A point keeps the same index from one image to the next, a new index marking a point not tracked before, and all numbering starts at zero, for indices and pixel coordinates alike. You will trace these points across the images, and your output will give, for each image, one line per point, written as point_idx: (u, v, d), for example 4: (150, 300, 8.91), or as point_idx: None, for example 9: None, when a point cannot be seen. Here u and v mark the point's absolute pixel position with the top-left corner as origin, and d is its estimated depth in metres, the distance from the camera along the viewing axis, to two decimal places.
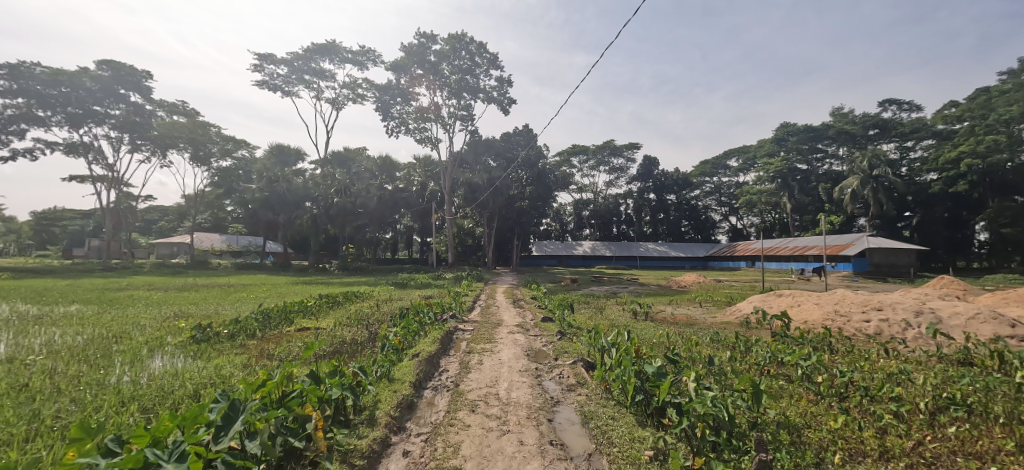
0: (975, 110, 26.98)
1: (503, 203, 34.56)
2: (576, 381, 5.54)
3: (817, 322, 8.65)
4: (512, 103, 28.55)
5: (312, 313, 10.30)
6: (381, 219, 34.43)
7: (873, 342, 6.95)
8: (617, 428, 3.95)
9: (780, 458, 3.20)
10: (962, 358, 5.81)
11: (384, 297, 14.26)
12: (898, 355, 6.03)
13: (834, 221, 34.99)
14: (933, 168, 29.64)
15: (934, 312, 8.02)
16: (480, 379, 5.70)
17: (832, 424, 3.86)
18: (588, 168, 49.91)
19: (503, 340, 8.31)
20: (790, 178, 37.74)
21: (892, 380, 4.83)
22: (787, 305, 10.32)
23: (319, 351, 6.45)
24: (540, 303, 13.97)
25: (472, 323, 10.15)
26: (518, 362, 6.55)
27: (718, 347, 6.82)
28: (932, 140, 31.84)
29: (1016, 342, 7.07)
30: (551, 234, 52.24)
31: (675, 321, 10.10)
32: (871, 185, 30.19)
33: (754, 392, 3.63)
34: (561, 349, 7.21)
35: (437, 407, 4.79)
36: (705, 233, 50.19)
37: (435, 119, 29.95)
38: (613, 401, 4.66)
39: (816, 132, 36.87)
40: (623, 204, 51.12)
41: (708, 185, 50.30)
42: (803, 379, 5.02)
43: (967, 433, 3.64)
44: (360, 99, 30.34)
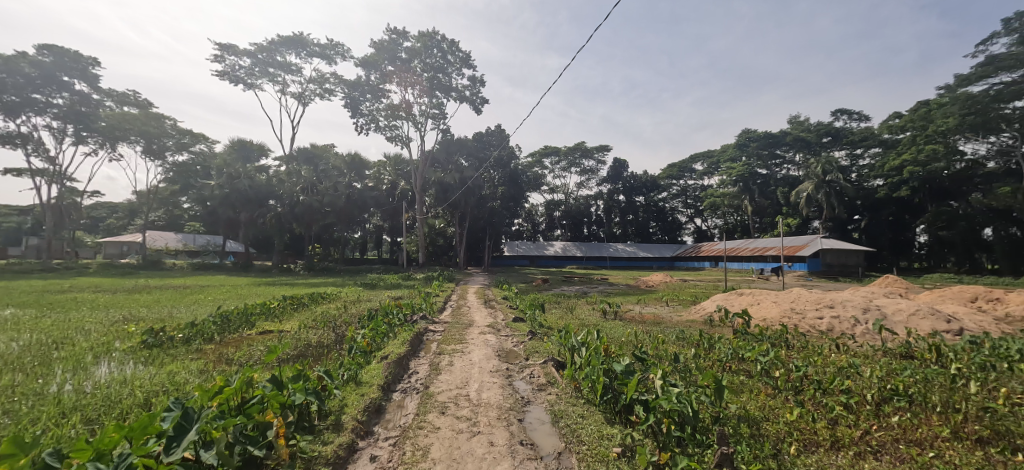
0: (917, 121, 28.14)
1: (475, 203, 34.41)
2: (547, 381, 5.58)
3: (775, 319, 9.06)
4: (485, 103, 28.49)
5: (276, 316, 9.93)
6: (349, 218, 33.57)
7: (826, 338, 7.33)
8: (587, 425, 4.00)
9: (741, 450, 3.32)
10: (904, 352, 6.23)
11: (352, 298, 13.89)
12: (848, 351, 6.40)
13: (791, 223, 36.82)
14: (879, 174, 31.69)
15: (879, 309, 8.58)
16: (450, 381, 5.65)
17: (788, 417, 4.04)
18: (560, 170, 50.46)
19: (474, 341, 8.25)
20: (751, 182, 39.45)
21: (842, 374, 5.12)
22: (747, 303, 10.77)
23: (282, 355, 6.22)
24: (511, 303, 14.06)
25: (443, 324, 10.03)
26: (489, 363, 6.54)
27: (683, 345, 7.04)
28: (878, 148, 34.01)
29: (952, 336, 7.64)
30: (523, 234, 52.46)
31: (643, 320, 10.34)
32: (824, 189, 31.98)
33: (716, 387, 3.75)
34: (532, 349, 7.24)
35: (407, 410, 4.71)
36: (672, 234, 51.71)
37: (406, 117, 29.50)
38: (583, 400, 4.71)
39: (776, 137, 38.19)
40: (593, 206, 51.99)
41: (675, 188, 51.85)
42: (762, 374, 5.24)
43: (908, 422, 3.91)
44: (328, 94, 29.49)
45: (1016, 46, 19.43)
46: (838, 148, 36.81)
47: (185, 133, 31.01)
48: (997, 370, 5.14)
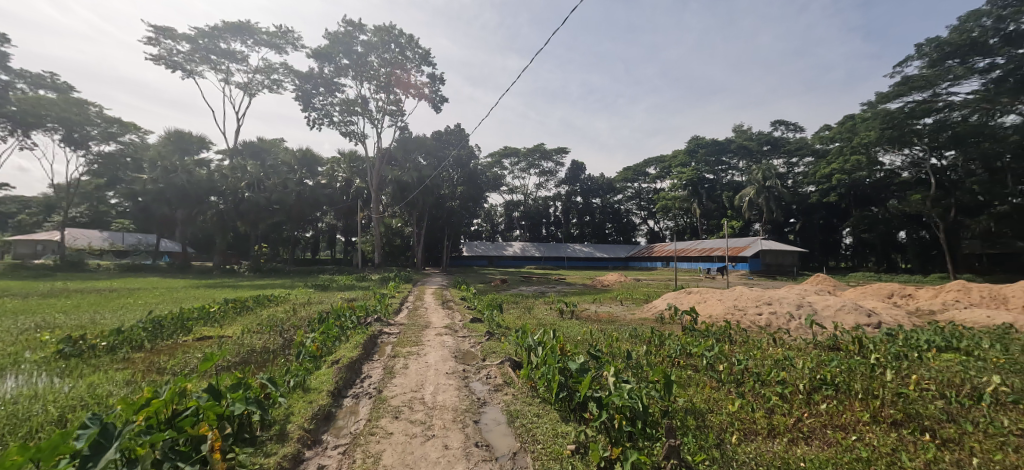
0: (844, 133, 29.83)
1: (433, 203, 33.89)
2: (503, 381, 5.58)
3: (720, 316, 9.57)
4: (444, 101, 28.10)
5: (216, 320, 9.26)
6: (299, 217, 32.04)
7: (765, 333, 7.83)
8: (541, 425, 4.03)
9: (687, 442, 3.47)
10: (832, 344, 6.77)
11: (302, 301, 13.19)
12: (784, 344, 6.87)
13: (734, 226, 39.16)
14: (812, 181, 34.33)
15: (811, 305, 9.30)
16: (405, 384, 5.50)
17: (730, 408, 4.28)
18: (519, 171, 50.80)
19: (430, 342, 8.11)
20: (699, 186, 41.54)
21: (779, 365, 5.49)
22: (695, 301, 11.32)
23: (222, 362, 5.83)
24: (469, 303, 13.92)
25: (398, 326, 9.80)
26: (445, 365, 6.43)
27: (636, 342, 7.29)
28: (812, 157, 36.84)
29: (872, 329, 8.40)
30: (482, 235, 52.35)
31: (598, 319, 10.58)
32: (764, 194, 34.25)
33: (665, 383, 3.90)
34: (489, 349, 7.21)
35: (359, 415, 4.55)
36: (626, 235, 53.37)
37: (362, 113, 28.60)
38: (538, 398, 4.75)
39: (719, 146, 41.28)
40: (552, 207, 52.78)
41: (630, 191, 53.63)
42: (707, 368, 5.52)
43: (834, 409, 4.25)
44: (277, 86, 28.00)
45: (926, 68, 21.66)
46: (777, 156, 39.53)
47: (113, 122, 28.33)
48: (908, 359, 5.71)
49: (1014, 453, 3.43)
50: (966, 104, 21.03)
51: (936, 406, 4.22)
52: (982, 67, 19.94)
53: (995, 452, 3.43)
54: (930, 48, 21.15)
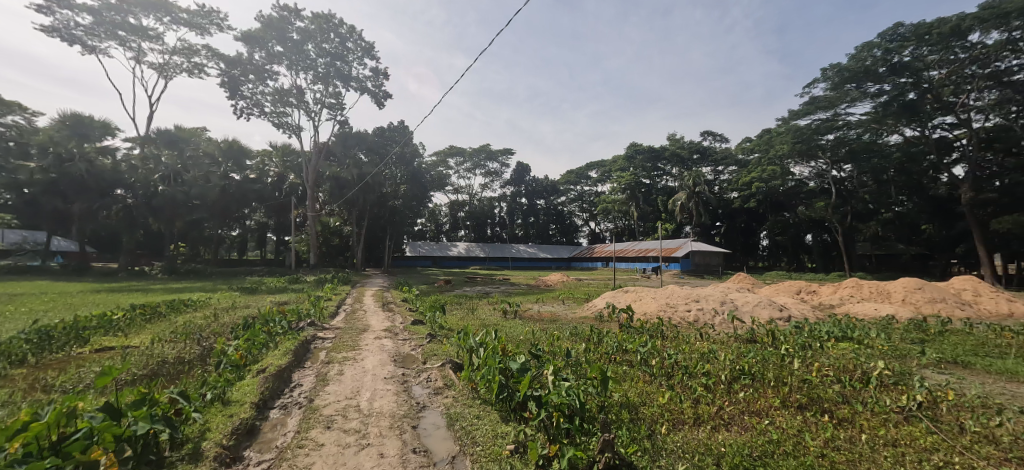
0: (762, 145, 32.81)
1: (375, 201, 32.66)
2: (444, 384, 5.49)
3: (653, 313, 10.14)
4: (388, 97, 27.22)
5: (119, 329, 8.21)
6: (224, 214, 29.47)
7: (693, 328, 8.40)
8: (481, 426, 4.01)
9: (621, 435, 3.62)
10: (750, 337, 7.38)
11: (224, 306, 12.11)
12: (710, 339, 7.40)
13: (668, 228, 41.67)
14: (735, 188, 37.39)
15: (733, 301, 10.13)
16: (339, 392, 5.22)
17: (660, 400, 4.52)
18: (465, 171, 50.43)
19: (368, 346, 7.79)
20: (636, 190, 43.68)
21: (704, 358, 5.89)
22: (631, 300, 11.85)
23: (125, 377, 5.19)
24: (410, 306, 13.53)
25: (333, 330, 9.31)
26: (383, 369, 6.20)
27: (576, 340, 7.51)
28: (735, 166, 40.20)
29: (784, 322, 9.32)
30: (426, 235, 51.41)
31: (540, 318, 10.78)
32: (694, 199, 36.77)
33: (601, 379, 4.01)
34: (430, 352, 7.06)
35: (287, 428, 4.24)
36: (569, 236, 54.81)
37: (298, 105, 26.94)
38: (479, 400, 4.72)
39: (654, 153, 43.68)
40: (497, 207, 53.02)
41: (573, 193, 55.21)
42: (641, 363, 5.80)
43: (750, 396, 4.64)
44: (198, 70, 25.54)
45: (830, 90, 24.30)
46: (706, 164, 42.59)
47: None
48: (812, 348, 6.39)
49: (893, 428, 3.97)
50: (861, 123, 23.87)
51: (833, 390, 4.77)
52: (874, 92, 22.73)
53: (878, 427, 3.95)
54: (834, 72, 23.75)
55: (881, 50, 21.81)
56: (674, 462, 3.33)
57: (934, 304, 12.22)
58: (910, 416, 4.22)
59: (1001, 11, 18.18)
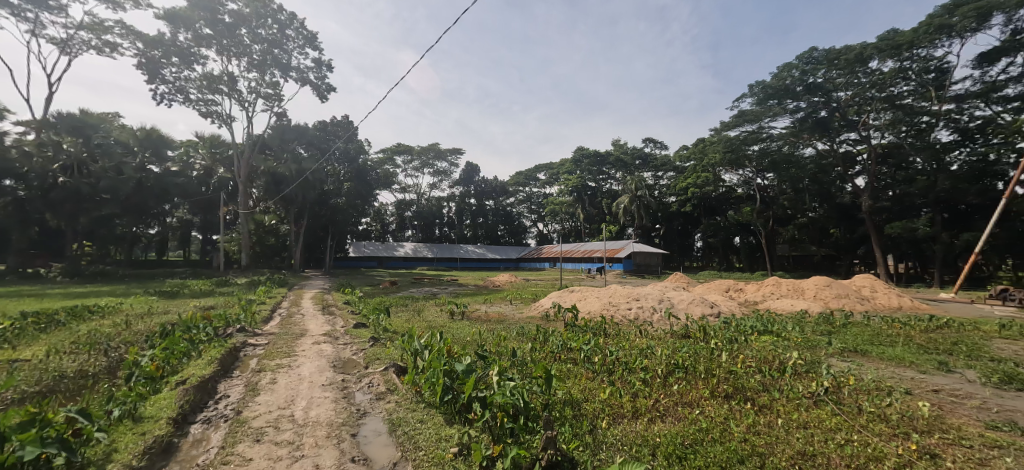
0: (697, 153, 35.04)
1: (316, 198, 31.04)
2: (387, 389, 5.33)
3: (597, 312, 10.48)
4: (331, 90, 25.98)
5: (3, 341, 7.11)
6: (140, 210, 26.60)
7: (632, 325, 8.82)
8: (425, 431, 3.94)
9: (563, 432, 3.71)
10: (683, 333, 7.86)
11: (138, 311, 10.90)
12: (648, 335, 7.80)
13: (612, 230, 43.31)
14: (673, 193, 39.62)
15: (669, 299, 10.74)
16: (272, 401, 4.90)
17: (601, 395, 4.69)
18: (412, 169, 49.31)
19: (305, 352, 7.36)
20: (583, 193, 45.02)
21: (643, 353, 6.19)
22: (576, 299, 12.18)
23: (7, 396, 4.50)
24: (352, 308, 12.96)
25: (266, 336, 8.69)
26: (321, 376, 5.90)
27: (522, 339, 7.62)
28: (673, 172, 42.56)
29: (714, 317, 10.05)
30: (371, 235, 49.67)
31: (487, 319, 10.79)
32: (636, 203, 38.51)
33: (545, 378, 4.07)
34: (372, 356, 6.83)
35: (210, 443, 3.91)
36: (518, 237, 55.25)
37: (229, 93, 24.97)
38: (424, 403, 4.64)
39: (600, 157, 45.24)
40: (445, 207, 52.39)
41: (522, 194, 55.70)
42: (585, 360, 5.99)
43: (683, 388, 4.94)
44: (110, 49, 22.87)
45: (756, 105, 26.47)
46: (646, 170, 44.67)
47: None
48: (738, 342, 6.93)
49: (805, 412, 4.40)
50: (782, 136, 26.23)
51: (756, 379, 5.20)
52: (793, 108, 25.05)
53: (792, 412, 4.36)
54: (759, 89, 25.90)
55: (798, 70, 24.11)
56: (614, 454, 3.46)
57: (840, 299, 13.74)
58: (819, 400, 4.71)
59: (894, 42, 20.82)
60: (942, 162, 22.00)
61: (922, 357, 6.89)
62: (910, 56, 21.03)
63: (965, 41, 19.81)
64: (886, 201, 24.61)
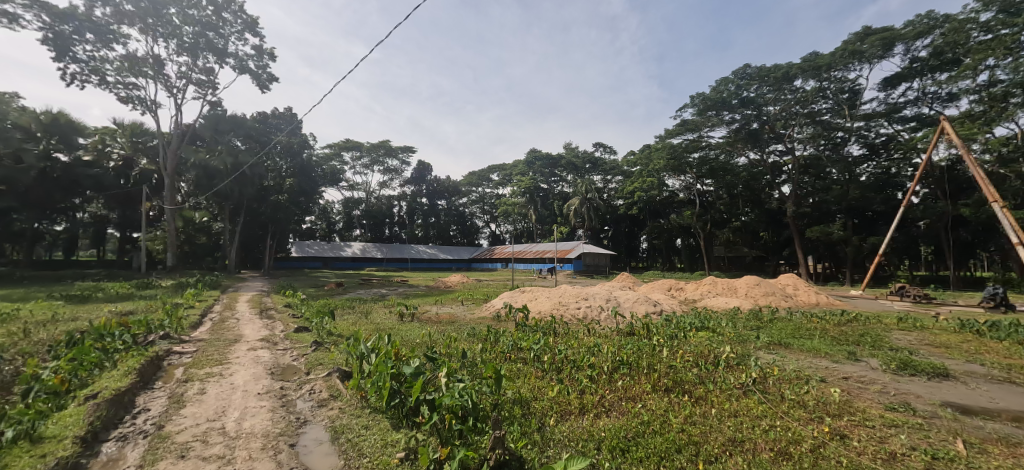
0: (643, 158, 36.64)
1: (254, 194, 29.09)
2: (330, 395, 5.12)
3: (547, 312, 10.67)
4: (273, 80, 24.48)
5: None
6: (42, 203, 23.57)
7: (581, 324, 9.08)
8: (369, 437, 3.82)
9: (512, 432, 3.74)
10: (629, 331, 8.18)
11: (40, 318, 9.66)
12: (595, 333, 8.06)
13: (563, 231, 44.22)
14: (620, 196, 41.13)
15: (616, 298, 11.16)
16: (200, 414, 4.52)
17: (550, 393, 4.77)
18: (361, 166, 47.56)
19: (240, 359, 6.87)
20: (535, 194, 45.63)
21: (590, 351, 6.37)
22: (527, 299, 12.32)
23: None
24: (294, 311, 12.29)
25: (195, 343, 8.02)
26: (257, 384, 5.53)
27: (472, 340, 7.59)
28: (620, 176, 44.18)
29: (657, 315, 10.58)
30: (315, 234, 47.32)
31: (438, 320, 10.64)
32: (586, 205, 39.63)
33: (495, 378, 4.07)
34: (314, 362, 6.51)
35: (124, 462, 3.53)
36: (470, 237, 54.97)
37: (154, 77, 22.79)
38: (369, 409, 4.50)
39: (552, 160, 46.09)
40: (396, 206, 51.04)
41: (475, 195, 55.39)
42: (534, 360, 6.07)
43: (627, 384, 5.16)
44: (8, 19, 20.07)
45: (697, 115, 28.03)
46: (596, 173, 46.03)
47: None
48: (678, 338, 7.34)
49: (735, 401, 4.73)
50: (719, 145, 28.06)
51: (693, 373, 5.54)
52: (729, 120, 26.81)
53: (724, 402, 4.68)
54: (699, 100, 27.43)
55: (734, 85, 25.90)
56: (561, 450, 3.55)
57: (768, 297, 14.93)
58: (747, 390, 5.10)
59: (816, 64, 22.99)
60: (853, 173, 24.57)
61: (835, 348, 7.65)
62: (828, 77, 23.28)
63: (873, 66, 22.28)
64: (808, 207, 27.08)
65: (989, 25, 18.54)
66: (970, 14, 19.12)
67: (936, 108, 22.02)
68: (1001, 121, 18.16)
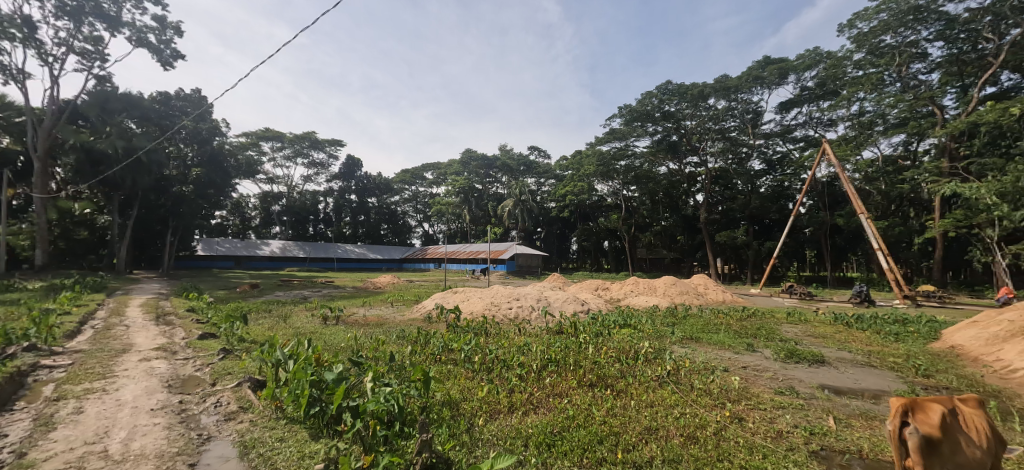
0: (575, 164, 38.03)
1: (151, 184, 25.75)
2: (239, 407, 4.70)
3: (479, 312, 10.71)
4: (178, 58, 21.88)
5: None
6: None
7: (512, 324, 9.25)
8: (285, 450, 3.58)
9: (440, 434, 3.70)
10: (557, 329, 8.46)
11: None
12: (526, 332, 8.25)
13: (497, 232, 44.54)
14: (553, 199, 42.31)
15: (547, 298, 11.49)
16: (72, 437, 3.89)
17: (479, 393, 4.79)
18: (283, 158, 44.11)
19: (129, 372, 6.03)
20: (469, 194, 45.43)
21: (520, 350, 6.48)
22: (459, 300, 12.24)
23: None
24: (198, 317, 11.05)
25: (70, 356, 6.89)
26: (150, 399, 4.90)
27: (401, 343, 7.39)
28: (553, 180, 45.47)
29: (584, 313, 11.07)
30: (227, 231, 43.07)
31: (365, 323, 10.20)
32: (520, 206, 40.26)
33: (424, 380, 3.96)
34: (222, 371, 5.95)
35: None
36: (402, 236, 53.26)
37: (23, 41, 19.32)
38: (284, 420, 4.21)
39: (487, 161, 46.28)
40: (321, 203, 48.12)
41: (407, 193, 53.77)
42: (465, 360, 6.06)
43: (554, 381, 5.32)
44: None
45: (624, 124, 29.58)
46: (530, 176, 46.94)
47: None
48: (602, 335, 7.76)
49: (652, 393, 5.09)
50: (643, 154, 29.98)
51: (615, 368, 5.88)
52: (652, 131, 28.69)
53: (643, 394, 5.02)
54: (626, 111, 28.92)
55: (656, 99, 27.28)
56: (489, 449, 3.59)
57: (682, 296, 16.26)
58: (662, 381, 5.54)
59: (726, 85, 25.41)
60: (754, 185, 27.61)
61: (737, 341, 8.54)
62: (736, 98, 25.91)
63: (772, 91, 25.21)
64: (717, 214, 29.91)
65: (860, 63, 21.76)
66: (846, 53, 22.33)
67: (819, 131, 25.45)
68: (867, 145, 21.49)
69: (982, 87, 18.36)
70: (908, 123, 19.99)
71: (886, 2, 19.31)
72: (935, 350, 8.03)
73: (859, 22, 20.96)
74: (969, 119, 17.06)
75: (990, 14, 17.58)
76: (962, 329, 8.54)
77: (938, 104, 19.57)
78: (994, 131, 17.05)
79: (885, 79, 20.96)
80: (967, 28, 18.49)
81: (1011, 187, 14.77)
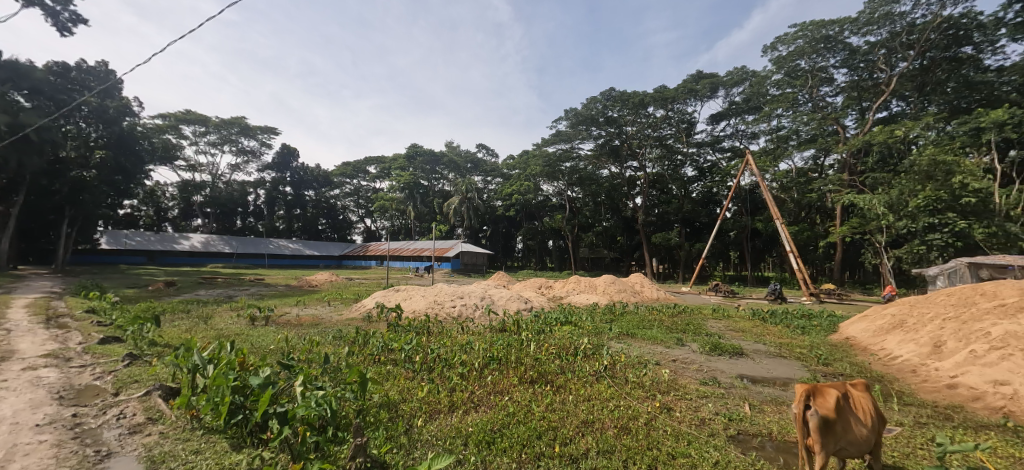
0: (521, 164, 38.45)
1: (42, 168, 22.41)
2: (147, 418, 4.24)
3: (422, 311, 10.49)
4: (82, 23, 18.99)
5: None
6: None
7: (456, 323, 9.15)
8: (201, 462, 3.30)
9: (376, 436, 3.60)
10: (500, 328, 8.50)
11: None
12: (469, 331, 8.18)
13: (442, 230, 43.84)
14: (499, 198, 42.38)
15: (490, 297, 11.50)
16: None
17: (419, 393, 4.71)
18: (207, 144, 40.39)
19: (9, 383, 5.22)
20: (414, 190, 43.92)
21: (461, 349, 6.45)
22: (401, 299, 11.91)
23: None
24: (98, 318, 9.83)
25: None
26: (35, 414, 4.28)
27: (338, 343, 7.10)
28: (499, 179, 45.57)
29: (527, 311, 11.26)
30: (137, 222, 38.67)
31: (299, 323, 9.65)
32: (465, 204, 39.95)
33: (360, 382, 3.79)
34: (127, 379, 5.35)
35: None
36: (341, 233, 50.68)
37: None
38: (201, 430, 3.87)
39: (433, 157, 45.43)
40: (251, 194, 44.68)
41: (348, 187, 51.04)
42: (405, 360, 5.93)
43: (496, 379, 5.35)
44: None
45: (570, 127, 30.36)
46: (477, 174, 46.69)
47: None
48: (544, 333, 7.90)
49: (590, 387, 5.28)
50: (587, 157, 30.95)
51: (555, 364, 6.04)
52: (596, 135, 29.62)
53: (581, 388, 5.21)
54: (572, 114, 29.62)
55: (600, 104, 28.22)
56: (427, 450, 3.54)
57: (620, 294, 16.97)
58: (599, 375, 5.80)
59: (665, 95, 26.87)
60: (687, 190, 29.51)
61: (669, 336, 9.09)
62: (672, 108, 27.54)
63: (704, 103, 27.12)
64: (654, 217, 31.59)
65: (779, 82, 23.90)
66: (768, 74, 24.51)
67: (744, 142, 27.76)
68: (783, 158, 23.75)
69: (876, 110, 20.98)
70: (817, 140, 22.36)
71: (802, 29, 21.48)
72: (833, 341, 9.08)
73: (780, 45, 23.03)
74: (864, 139, 19.46)
75: (884, 47, 20.24)
76: (854, 323, 9.73)
77: (841, 124, 22.11)
78: (884, 151, 19.53)
79: (799, 99, 23.28)
80: (865, 59, 21.03)
81: (897, 198, 16.99)
